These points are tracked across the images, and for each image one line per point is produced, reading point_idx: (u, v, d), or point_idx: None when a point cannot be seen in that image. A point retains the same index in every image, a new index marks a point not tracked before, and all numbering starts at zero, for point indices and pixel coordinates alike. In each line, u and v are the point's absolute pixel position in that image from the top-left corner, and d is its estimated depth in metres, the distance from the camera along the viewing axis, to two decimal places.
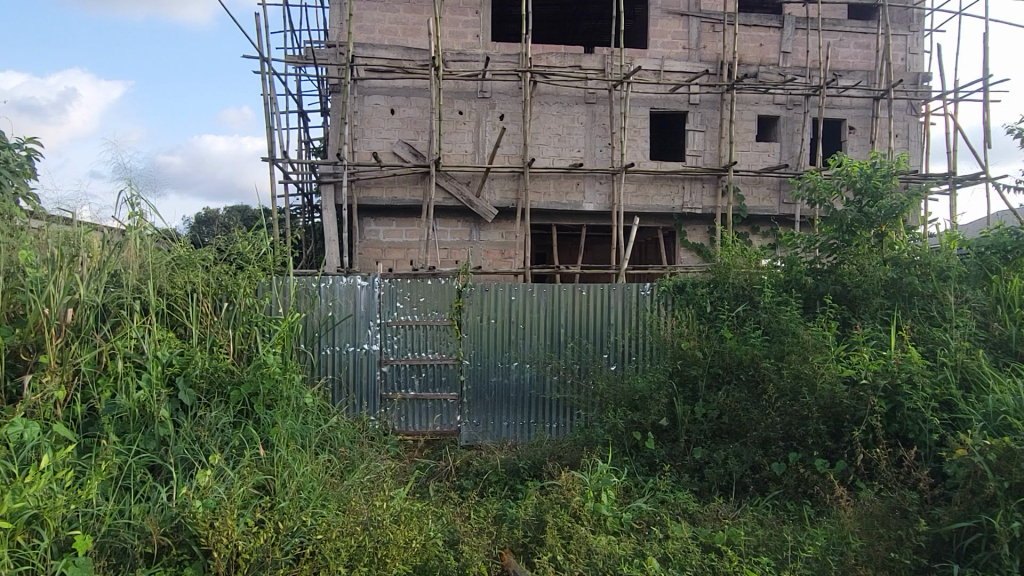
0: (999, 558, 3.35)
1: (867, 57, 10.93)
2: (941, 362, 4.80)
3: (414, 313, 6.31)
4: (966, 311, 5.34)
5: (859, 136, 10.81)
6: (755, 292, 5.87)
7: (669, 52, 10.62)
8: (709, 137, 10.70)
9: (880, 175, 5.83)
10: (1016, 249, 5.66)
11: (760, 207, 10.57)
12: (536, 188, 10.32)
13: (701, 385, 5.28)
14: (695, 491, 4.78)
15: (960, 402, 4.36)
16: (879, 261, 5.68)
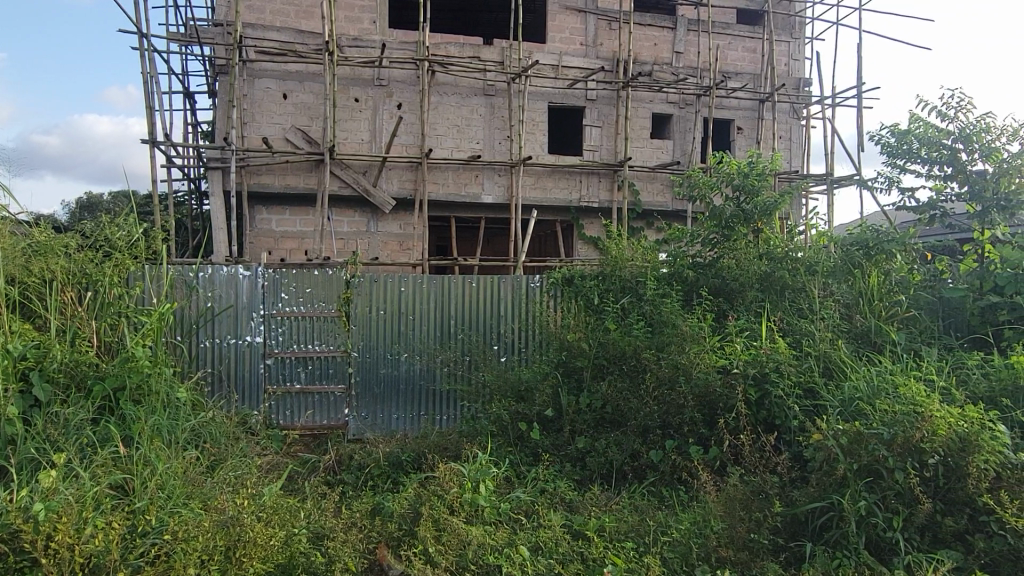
0: (847, 535, 3.61)
1: (753, 61, 11.43)
2: (807, 351, 5.06)
3: (300, 305, 6.12)
4: (831, 304, 5.66)
5: (746, 136, 11.29)
6: (639, 285, 6.03)
7: (567, 47, 10.75)
8: (605, 132, 10.92)
9: (755, 174, 6.11)
10: (876, 247, 6.02)
11: (654, 203, 10.87)
12: (434, 178, 10.23)
13: (585, 376, 5.40)
14: (577, 480, 4.86)
15: (822, 390, 4.62)
16: (755, 256, 5.96)
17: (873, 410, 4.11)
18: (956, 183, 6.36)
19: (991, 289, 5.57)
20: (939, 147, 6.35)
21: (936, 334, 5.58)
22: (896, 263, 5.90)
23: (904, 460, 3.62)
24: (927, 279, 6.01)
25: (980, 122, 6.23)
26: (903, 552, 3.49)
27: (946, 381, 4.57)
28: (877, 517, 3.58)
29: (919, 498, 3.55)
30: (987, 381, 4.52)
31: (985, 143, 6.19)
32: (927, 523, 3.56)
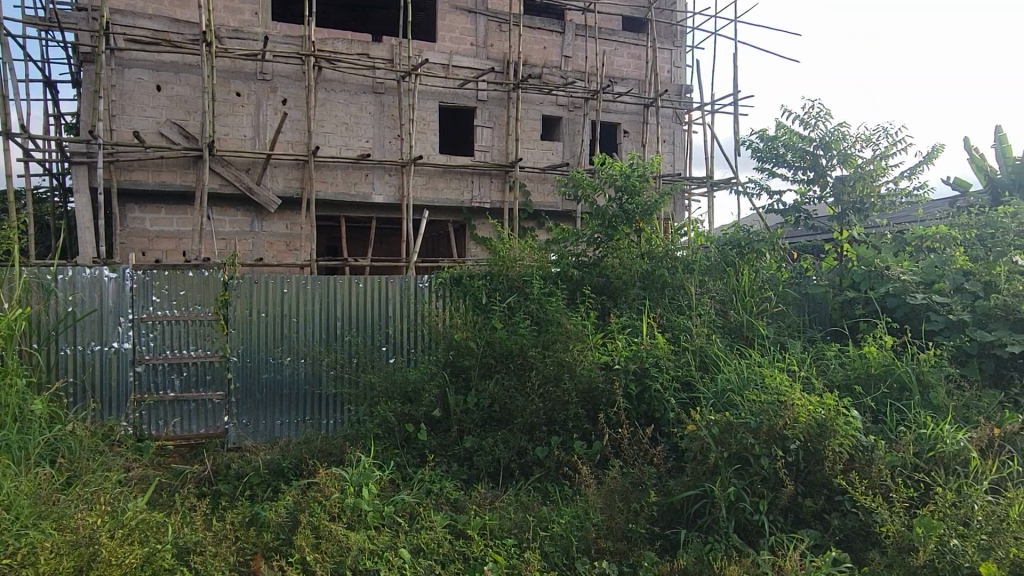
0: (717, 520, 3.79)
1: (638, 67, 11.83)
2: (684, 346, 5.26)
3: (173, 308, 5.80)
4: (707, 300, 5.92)
5: (632, 139, 11.68)
6: (526, 285, 6.10)
7: (457, 47, 10.75)
8: (496, 133, 10.99)
9: (636, 175, 6.33)
10: (747, 246, 6.39)
11: (545, 203, 11.05)
12: (322, 177, 9.97)
13: (473, 375, 5.41)
14: (464, 480, 4.85)
15: (697, 382, 4.81)
16: (637, 255, 6.17)
17: (742, 400, 4.33)
18: (818, 187, 6.81)
19: (849, 286, 6.01)
20: (803, 152, 6.79)
21: (801, 328, 5.95)
22: (765, 261, 6.36)
23: (770, 447, 3.83)
24: (793, 275, 6.43)
25: (838, 130, 6.69)
26: (768, 533, 3.71)
27: (808, 370, 4.88)
28: (746, 501, 3.78)
29: (782, 481, 3.78)
30: (844, 370, 4.86)
31: (842, 150, 6.66)
32: (790, 505, 3.79)
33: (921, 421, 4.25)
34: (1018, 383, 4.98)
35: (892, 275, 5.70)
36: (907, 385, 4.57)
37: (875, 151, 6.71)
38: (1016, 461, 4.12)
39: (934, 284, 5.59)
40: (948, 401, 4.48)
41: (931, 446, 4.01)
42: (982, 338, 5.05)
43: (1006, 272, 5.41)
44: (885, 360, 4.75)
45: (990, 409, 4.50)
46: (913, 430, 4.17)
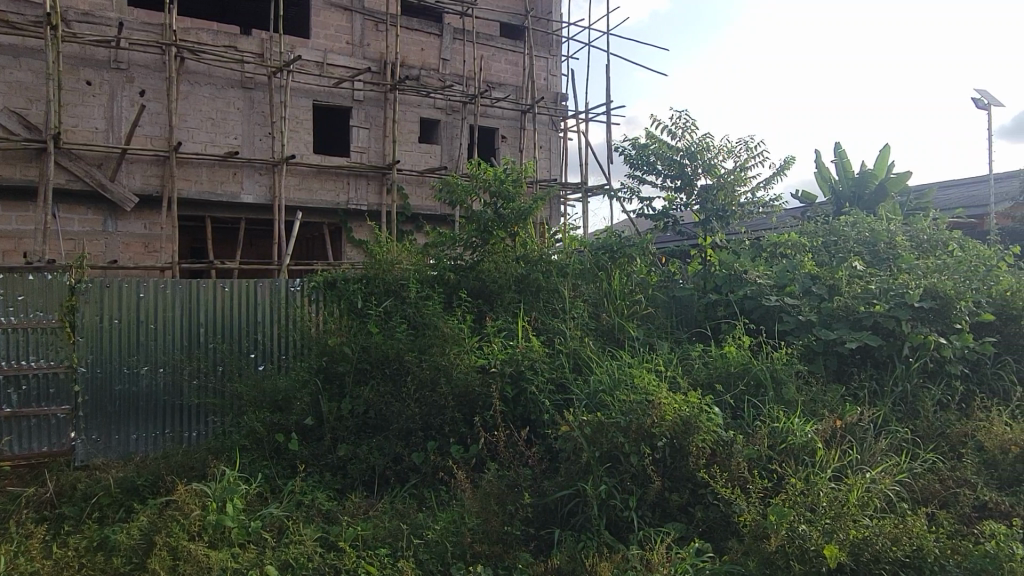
0: (590, 518, 3.89)
1: (516, 73, 12.00)
2: (559, 348, 5.36)
3: (10, 315, 5.28)
4: (581, 303, 6.07)
5: (510, 145, 11.84)
6: (403, 288, 6.03)
7: (332, 45, 10.47)
8: (373, 134, 10.80)
9: (510, 180, 6.43)
10: (620, 251, 6.64)
11: (423, 207, 10.98)
12: (185, 175, 9.40)
13: (348, 382, 5.28)
14: (338, 489, 4.72)
15: (571, 383, 4.91)
16: (513, 259, 6.25)
17: (613, 401, 4.46)
18: (685, 194, 7.15)
19: (712, 289, 6.38)
20: (671, 161, 7.12)
21: (669, 329, 6.21)
22: (636, 266, 6.61)
23: (638, 445, 3.98)
24: (662, 279, 6.72)
25: (703, 141, 7.07)
26: (637, 528, 3.85)
27: (674, 370, 5.10)
28: (616, 499, 3.91)
29: (650, 477, 3.94)
30: (707, 369, 5.12)
31: (706, 160, 7.05)
32: (658, 500, 3.96)
33: (774, 415, 4.55)
34: (857, 377, 5.45)
35: (750, 278, 6.10)
36: (762, 382, 4.90)
37: (736, 161, 7.14)
38: (855, 449, 4.51)
39: (785, 287, 6.04)
40: (798, 395, 4.83)
41: (783, 438, 4.30)
42: (826, 336, 5.49)
43: (847, 277, 5.93)
44: (743, 359, 5.06)
45: (834, 402, 4.87)
46: (768, 423, 4.45)
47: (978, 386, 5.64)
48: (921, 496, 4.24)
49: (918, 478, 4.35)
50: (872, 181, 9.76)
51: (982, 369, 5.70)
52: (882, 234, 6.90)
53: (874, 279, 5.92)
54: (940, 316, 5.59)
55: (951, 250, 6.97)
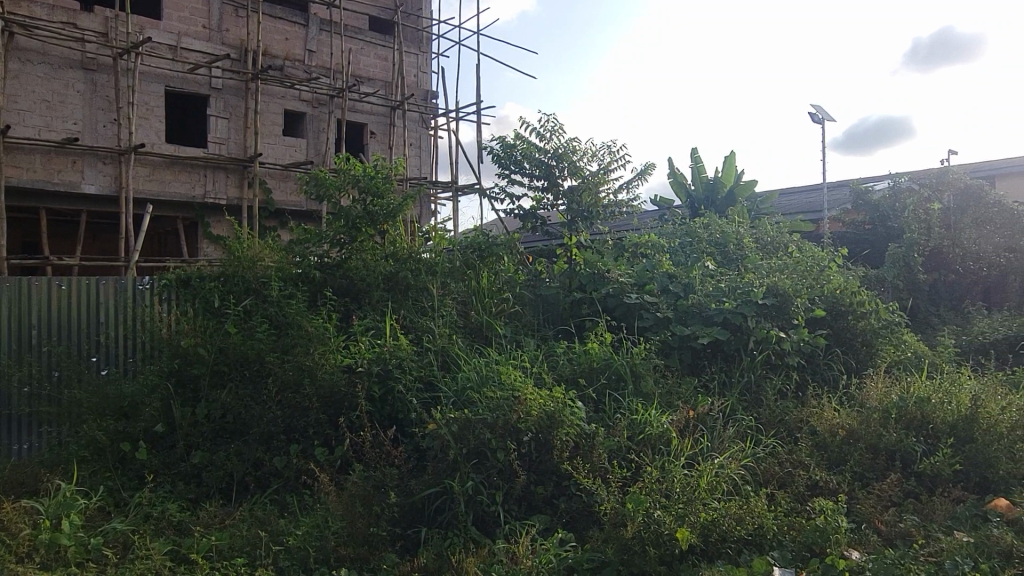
0: (456, 515, 3.91)
1: (384, 68, 11.84)
2: (427, 346, 5.33)
3: None
4: (449, 301, 6.07)
5: (379, 141, 11.69)
6: (264, 286, 5.79)
7: (187, 28, 9.87)
8: (233, 125, 10.27)
9: (379, 177, 6.35)
10: (487, 249, 6.75)
11: (287, 202, 10.58)
12: (14, 161, 8.53)
13: (203, 385, 5.01)
14: (191, 499, 4.46)
15: (438, 380, 4.89)
16: (381, 258, 6.15)
17: (480, 398, 4.50)
18: (551, 195, 7.34)
19: (577, 288, 6.60)
20: (538, 162, 7.28)
21: (535, 327, 6.33)
22: (504, 264, 6.71)
23: (505, 441, 4.06)
24: (529, 278, 6.86)
25: (569, 144, 7.28)
26: (503, 523, 3.91)
27: (540, 367, 5.21)
28: (483, 494, 3.95)
29: (516, 472, 4.02)
30: (571, 365, 5.27)
31: (572, 162, 7.26)
32: (523, 494, 4.05)
33: (632, 407, 4.76)
34: (708, 370, 5.82)
35: (611, 277, 6.40)
36: (623, 376, 5.12)
37: (599, 164, 7.41)
38: (706, 438, 4.80)
39: (645, 285, 6.37)
40: (655, 388, 5.08)
41: (641, 429, 4.52)
42: (681, 332, 5.84)
43: (700, 275, 6.39)
44: (605, 354, 5.27)
45: (688, 394, 5.18)
46: (627, 415, 4.66)
47: (812, 376, 6.18)
48: (763, 478, 4.59)
49: (760, 462, 4.70)
50: (722, 187, 10.44)
51: (816, 361, 6.24)
52: (731, 237, 7.43)
53: (723, 278, 6.48)
54: (780, 312, 6.19)
55: (789, 252, 7.64)
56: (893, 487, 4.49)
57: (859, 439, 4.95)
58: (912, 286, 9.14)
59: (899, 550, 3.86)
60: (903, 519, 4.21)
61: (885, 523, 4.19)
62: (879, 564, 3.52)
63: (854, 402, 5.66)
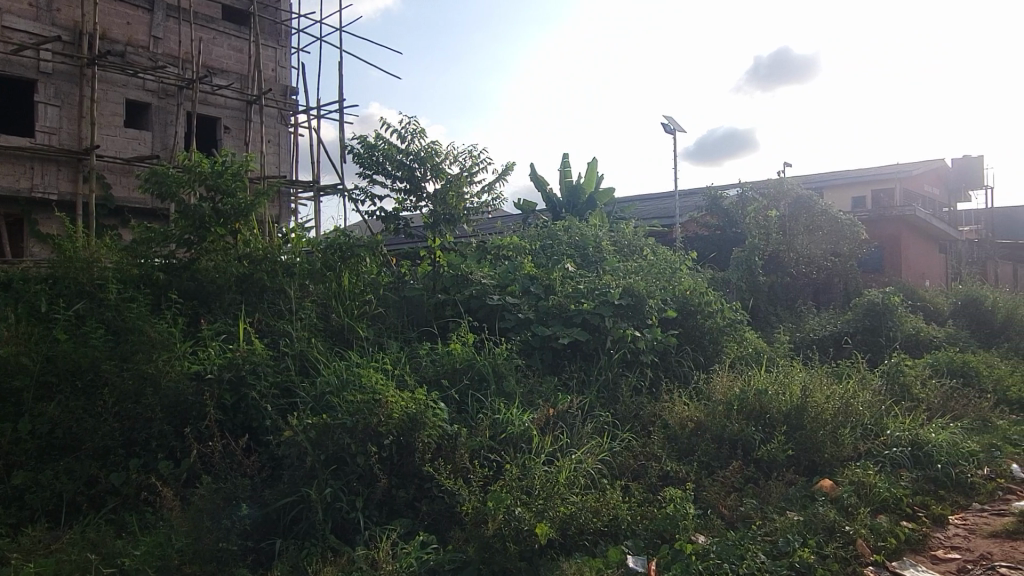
0: (313, 524, 3.77)
1: (240, 61, 11.30)
2: (284, 351, 5.11)
3: None
4: (308, 304, 5.87)
5: (234, 137, 11.17)
6: (100, 289, 5.34)
7: (9, 5, 8.93)
8: (66, 114, 9.41)
9: (230, 174, 6.02)
10: (349, 251, 6.49)
11: (128, 199, 9.81)
12: None
13: (26, 399, 4.51)
14: (12, 524, 4.03)
15: (297, 386, 4.70)
16: (234, 258, 5.84)
17: (340, 402, 4.37)
18: (413, 197, 7.27)
19: (441, 290, 6.58)
20: (400, 163, 7.20)
21: (399, 329, 6.26)
22: (366, 266, 6.57)
23: (365, 445, 3.98)
24: (393, 280, 6.77)
25: (431, 146, 7.26)
26: (363, 529, 3.82)
27: (403, 368, 5.16)
28: (342, 501, 3.85)
29: (376, 476, 3.96)
30: (434, 366, 5.24)
31: (435, 164, 7.24)
32: (385, 498, 3.98)
33: (495, 407, 4.82)
34: (568, 369, 5.98)
35: (475, 279, 6.49)
36: (485, 377, 5.16)
37: (461, 167, 7.44)
38: (565, 433, 4.94)
39: (507, 287, 6.51)
40: (517, 388, 5.16)
41: (503, 428, 4.58)
42: (541, 332, 6.00)
43: (560, 278, 6.64)
44: (467, 355, 5.29)
45: (548, 392, 5.31)
46: (490, 415, 4.70)
47: (664, 373, 6.52)
48: (618, 471, 4.78)
49: (617, 456, 4.88)
50: (583, 193, 10.79)
51: (668, 358, 6.58)
52: (591, 240, 7.73)
53: (582, 280, 6.77)
54: (636, 312, 6.53)
55: (644, 255, 8.07)
56: (735, 473, 4.82)
57: (706, 430, 5.27)
58: (753, 287, 9.85)
59: (741, 532, 4.14)
60: (743, 503, 4.53)
61: (728, 508, 4.49)
62: (722, 546, 3.79)
63: (702, 395, 6.03)
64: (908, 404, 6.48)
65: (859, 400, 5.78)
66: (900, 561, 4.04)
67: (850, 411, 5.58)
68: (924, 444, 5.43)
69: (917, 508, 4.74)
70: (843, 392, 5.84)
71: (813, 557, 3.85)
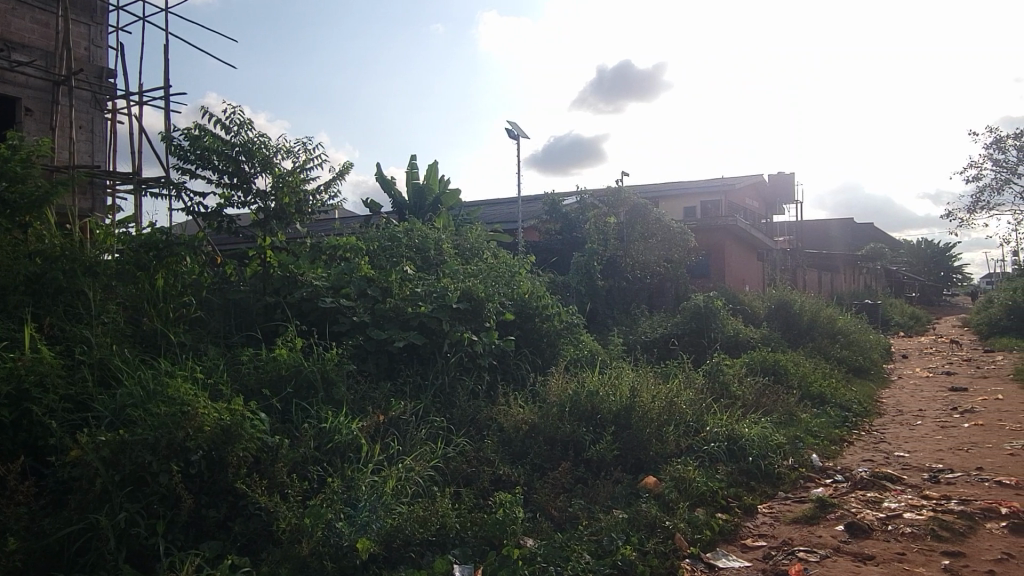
0: (104, 554, 3.36)
1: (45, 36, 10.13)
2: (80, 360, 4.56)
3: None
4: (114, 306, 5.30)
5: (37, 120, 10.00)
6: None
7: None
8: None
9: (17, 160, 5.35)
10: (166, 249, 5.97)
11: None
12: None
13: None
14: None
15: (93, 399, 4.21)
16: (24, 255, 5.15)
17: (143, 414, 3.95)
18: (240, 192, 6.80)
19: (271, 292, 6.20)
20: (225, 156, 6.70)
21: (221, 333, 5.82)
22: (186, 265, 6.04)
23: (168, 462, 3.61)
24: (216, 281, 6.30)
25: (260, 139, 6.84)
26: (164, 556, 3.45)
27: (221, 376, 4.77)
28: (140, 526, 3.47)
29: (181, 497, 3.60)
30: (257, 374, 4.89)
31: (265, 159, 6.82)
32: (191, 519, 3.63)
33: (321, 415, 4.57)
34: (403, 374, 5.82)
35: (305, 280, 6.18)
36: (313, 384, 4.90)
37: (294, 162, 7.06)
38: (397, 441, 4.79)
39: (341, 289, 6.26)
40: (347, 394, 4.94)
41: (329, 437, 4.36)
42: (376, 336, 5.79)
43: (397, 280, 6.47)
44: (293, 361, 4.99)
45: (381, 398, 5.13)
46: (315, 424, 4.45)
47: (502, 376, 6.53)
48: (451, 477, 4.68)
49: (450, 462, 4.79)
50: (427, 194, 10.66)
51: (506, 361, 6.59)
52: (430, 243, 7.63)
53: (420, 283, 6.66)
54: (474, 316, 6.50)
55: (484, 258, 8.08)
56: (565, 474, 4.88)
57: (540, 433, 5.32)
58: (591, 290, 10.20)
59: (568, 533, 4.18)
60: (571, 503, 4.58)
61: (557, 509, 4.52)
62: (548, 549, 3.80)
63: (537, 398, 6.09)
64: (726, 400, 6.92)
65: (682, 399, 6.07)
66: (713, 551, 4.26)
67: (673, 410, 5.85)
68: (738, 438, 5.82)
69: (730, 499, 5.04)
70: (668, 391, 6.13)
71: (635, 553, 3.95)
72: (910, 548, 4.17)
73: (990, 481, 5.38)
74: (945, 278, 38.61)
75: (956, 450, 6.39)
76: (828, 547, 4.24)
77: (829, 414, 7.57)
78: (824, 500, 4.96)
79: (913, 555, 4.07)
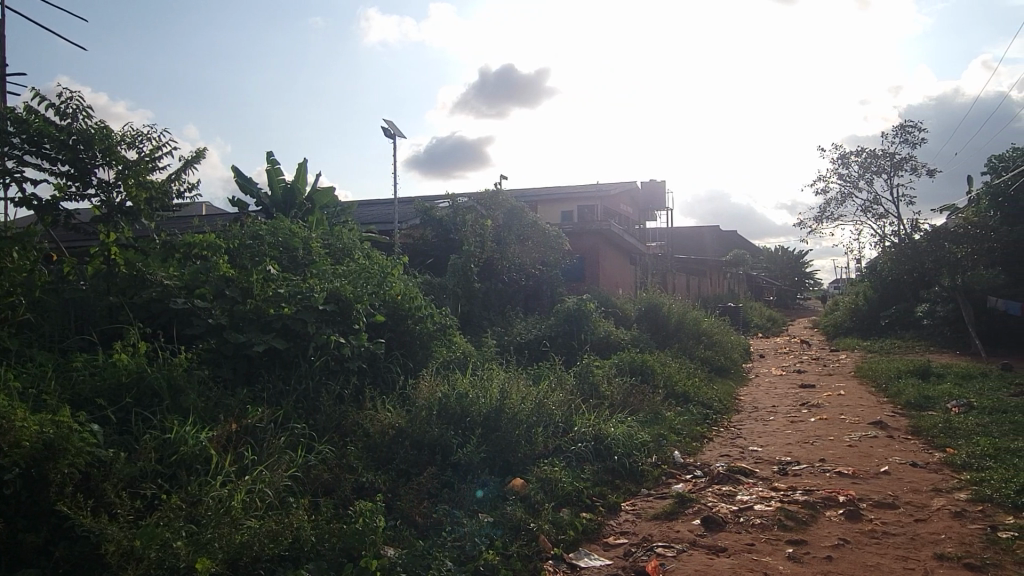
0: None
1: None
2: None
3: None
4: None
5: None
6: None
7: None
8: None
9: None
10: None
11: None
12: None
13: None
14: None
15: None
16: None
17: None
18: (77, 183, 6.23)
19: (116, 292, 5.71)
20: (59, 144, 6.08)
21: (56, 338, 5.28)
22: None
23: None
24: (51, 280, 5.72)
25: (99, 126, 6.29)
26: None
27: (49, 385, 4.32)
28: None
29: None
30: (93, 381, 4.46)
31: (106, 148, 6.28)
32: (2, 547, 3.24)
33: (165, 426, 4.22)
34: (263, 379, 5.50)
35: (154, 279, 5.72)
36: (157, 392, 4.53)
37: (140, 152, 6.55)
38: (251, 450, 4.50)
39: (195, 289, 5.85)
40: (196, 402, 4.60)
41: (173, 450, 4.04)
42: (234, 339, 5.45)
43: (259, 280, 6.12)
44: (135, 367, 4.61)
45: (235, 405, 4.82)
46: (157, 435, 4.10)
47: (371, 379, 6.32)
48: (310, 487, 4.45)
49: (309, 470, 4.55)
50: (298, 194, 10.25)
51: (375, 364, 6.39)
52: (297, 242, 7.30)
53: (284, 283, 6.35)
54: (342, 318, 6.26)
55: (355, 259, 7.83)
56: (431, 479, 4.77)
57: (407, 437, 5.17)
58: (468, 292, 10.13)
59: (431, 540, 4.07)
60: (436, 509, 4.47)
61: (422, 515, 4.40)
62: (409, 558, 3.67)
63: (406, 401, 5.94)
64: (595, 400, 7.05)
65: (551, 401, 6.11)
66: (576, 551, 4.29)
67: (542, 411, 5.88)
68: (604, 438, 5.92)
69: (595, 498, 5.11)
70: (538, 393, 6.15)
71: (497, 558, 3.92)
72: (759, 538, 4.37)
73: (831, 471, 5.77)
74: (800, 283, 41.64)
75: (803, 443, 6.83)
76: (685, 541, 4.38)
77: (691, 411, 7.89)
78: (684, 496, 5.13)
79: (762, 544, 4.26)
